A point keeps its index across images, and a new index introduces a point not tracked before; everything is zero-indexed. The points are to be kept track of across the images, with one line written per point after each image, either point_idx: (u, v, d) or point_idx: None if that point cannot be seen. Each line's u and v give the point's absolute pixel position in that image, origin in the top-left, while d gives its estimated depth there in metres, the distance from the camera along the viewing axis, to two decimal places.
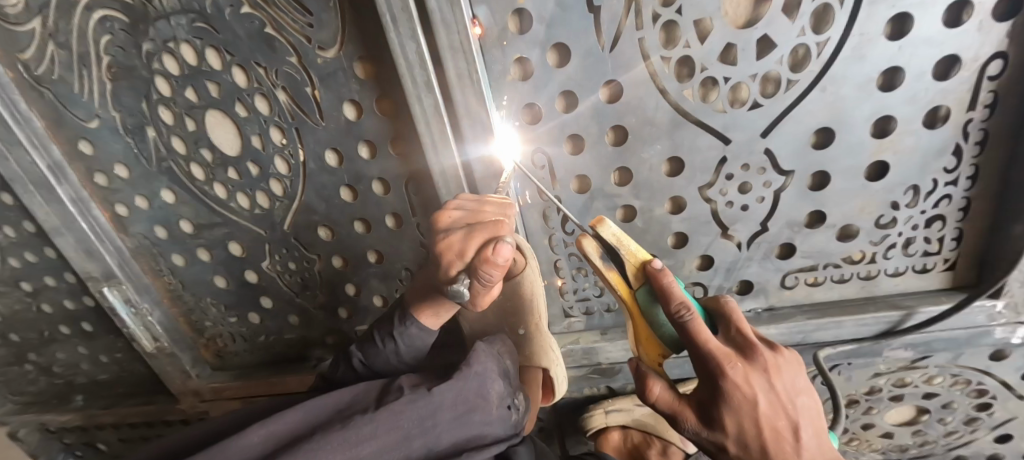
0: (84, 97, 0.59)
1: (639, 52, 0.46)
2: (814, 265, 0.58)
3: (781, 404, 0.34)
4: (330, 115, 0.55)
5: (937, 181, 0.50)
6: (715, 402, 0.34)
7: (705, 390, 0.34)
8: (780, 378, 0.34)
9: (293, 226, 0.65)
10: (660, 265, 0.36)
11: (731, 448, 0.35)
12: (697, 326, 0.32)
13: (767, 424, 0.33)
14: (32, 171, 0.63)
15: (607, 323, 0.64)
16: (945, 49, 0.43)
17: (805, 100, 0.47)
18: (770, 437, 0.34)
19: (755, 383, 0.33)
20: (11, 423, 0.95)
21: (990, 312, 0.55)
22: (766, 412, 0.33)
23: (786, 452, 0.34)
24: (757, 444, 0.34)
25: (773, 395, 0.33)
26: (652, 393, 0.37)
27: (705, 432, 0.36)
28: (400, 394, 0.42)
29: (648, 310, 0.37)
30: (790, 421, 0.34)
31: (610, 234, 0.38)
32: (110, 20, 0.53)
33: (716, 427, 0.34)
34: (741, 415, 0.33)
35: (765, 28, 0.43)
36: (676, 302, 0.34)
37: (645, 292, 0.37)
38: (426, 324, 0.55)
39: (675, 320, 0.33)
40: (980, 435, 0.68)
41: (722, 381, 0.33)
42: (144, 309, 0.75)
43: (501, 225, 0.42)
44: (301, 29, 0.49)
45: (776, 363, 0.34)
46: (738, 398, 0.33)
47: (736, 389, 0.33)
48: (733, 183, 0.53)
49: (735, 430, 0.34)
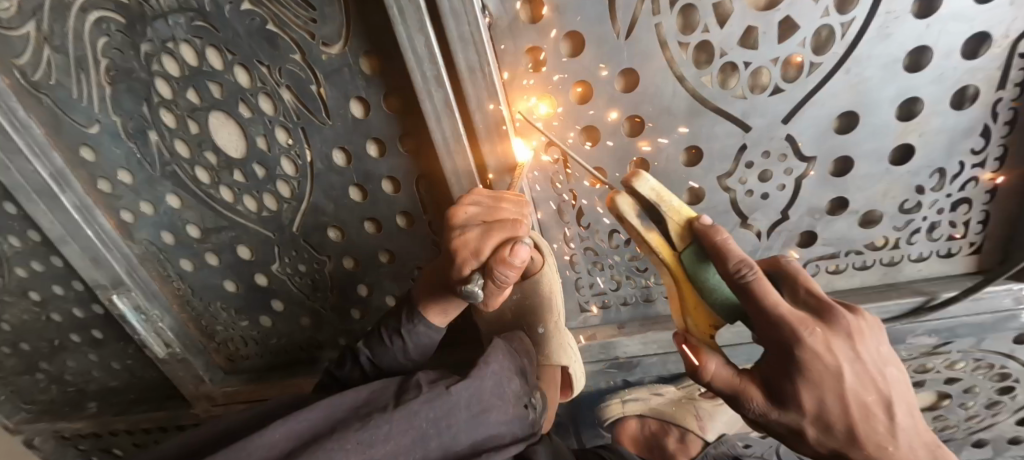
0: (83, 102, 0.57)
1: (656, 37, 0.44)
2: (836, 253, 0.56)
3: (868, 376, 0.31)
4: (337, 113, 0.53)
5: (963, 163, 0.49)
6: (789, 377, 0.31)
7: (776, 364, 0.32)
8: (864, 346, 0.31)
9: (301, 227, 0.64)
10: (713, 224, 0.35)
11: (811, 430, 0.32)
12: (765, 288, 0.30)
13: (854, 398, 0.31)
14: (34, 180, 0.62)
15: (624, 316, 0.63)
16: (976, 24, 0.41)
17: (828, 83, 0.45)
18: (859, 413, 0.31)
19: (839, 351, 0.30)
20: (26, 431, 0.95)
21: (1017, 295, 0.54)
22: (853, 384, 0.30)
23: (876, 431, 0.31)
24: (843, 424, 0.31)
25: (858, 365, 0.31)
26: (707, 370, 0.35)
27: (776, 412, 0.33)
28: (418, 392, 0.40)
29: (697, 272, 0.36)
30: (879, 393, 0.31)
31: (648, 189, 0.36)
32: (106, 22, 0.51)
33: (793, 406, 0.31)
34: (824, 389, 0.30)
35: (787, 9, 0.41)
36: (738, 263, 0.32)
37: (695, 251, 0.36)
38: (434, 323, 0.55)
39: (737, 283, 0.31)
40: (1001, 418, 0.67)
41: (801, 352, 0.30)
42: (154, 316, 0.74)
43: (519, 225, 0.41)
44: (304, 25, 0.48)
45: (860, 329, 0.32)
46: (820, 369, 0.30)
47: (817, 359, 0.30)
48: (753, 171, 0.52)
49: (815, 408, 0.31)
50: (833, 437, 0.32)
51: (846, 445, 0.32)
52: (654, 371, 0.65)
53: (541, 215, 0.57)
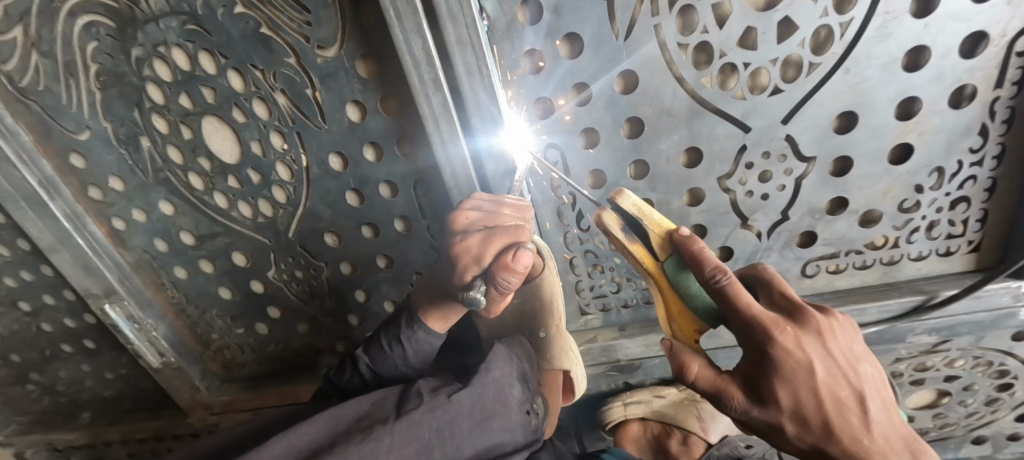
0: (72, 108, 0.56)
1: (655, 39, 0.44)
2: (836, 253, 0.56)
3: (841, 371, 0.31)
4: (333, 117, 0.52)
5: (962, 162, 0.49)
6: (764, 374, 0.31)
7: (751, 363, 0.32)
8: (837, 343, 0.32)
9: (298, 233, 0.63)
10: (687, 231, 0.35)
11: (790, 428, 0.32)
12: (735, 288, 0.31)
13: (828, 393, 0.31)
14: (22, 187, 0.60)
15: (624, 318, 0.63)
16: (974, 23, 0.41)
17: (827, 83, 0.45)
18: (834, 408, 0.31)
19: (809, 348, 0.30)
20: (17, 443, 0.93)
21: (1015, 293, 0.54)
22: (825, 379, 0.30)
23: (852, 425, 0.31)
24: (819, 418, 0.31)
25: (830, 360, 0.31)
26: (691, 371, 0.34)
27: (755, 413, 0.32)
28: (420, 401, 0.40)
29: (677, 279, 0.35)
30: (852, 388, 0.31)
31: (631, 205, 0.37)
32: (95, 26, 0.50)
33: (771, 404, 0.31)
34: (797, 385, 0.30)
35: (787, 9, 0.41)
36: (711, 267, 0.32)
37: (674, 260, 0.36)
38: (434, 329, 0.54)
39: (710, 285, 0.32)
40: (1000, 415, 0.68)
41: (772, 349, 0.30)
42: (147, 325, 0.73)
43: (522, 230, 0.41)
44: (299, 29, 0.47)
45: (829, 327, 0.32)
46: (792, 366, 0.30)
47: (788, 355, 0.30)
48: (753, 172, 0.51)
49: (793, 407, 0.31)
50: (810, 435, 0.31)
51: (823, 441, 0.31)
52: (655, 373, 0.65)
53: (541, 219, 0.56)
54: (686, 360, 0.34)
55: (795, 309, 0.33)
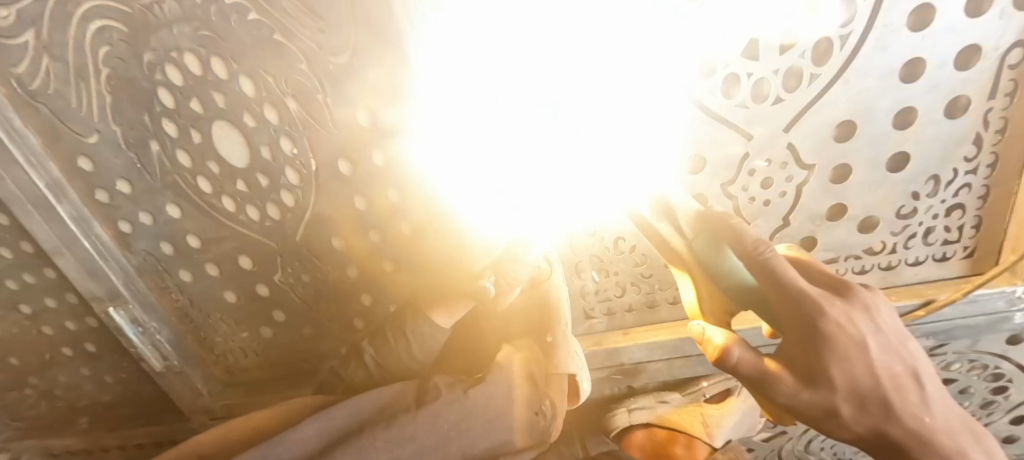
0: (82, 112, 0.57)
1: (662, 49, 0.45)
2: (835, 257, 0.58)
3: (892, 347, 0.29)
4: (344, 123, 0.53)
5: (957, 170, 0.50)
6: (826, 356, 0.27)
7: (805, 345, 0.28)
8: (884, 318, 0.29)
9: (305, 237, 0.64)
10: (716, 212, 0.33)
11: (846, 409, 0.27)
12: (778, 261, 0.28)
13: (884, 370, 0.28)
14: (29, 190, 0.61)
15: (629, 322, 0.64)
16: (967, 37, 0.43)
17: (828, 93, 0.47)
18: (893, 386, 0.28)
19: (858, 321, 0.28)
20: (13, 449, 0.92)
21: (1010, 298, 0.55)
22: (879, 355, 0.28)
23: (911, 404, 0.28)
24: (878, 400, 0.27)
25: (879, 335, 0.29)
26: (732, 354, 0.29)
27: (808, 395, 0.27)
28: (439, 393, 0.41)
29: (713, 257, 0.31)
30: (905, 365, 0.29)
31: None
32: (108, 31, 0.51)
33: (833, 390, 0.27)
34: (854, 361, 0.27)
35: (788, 21, 0.43)
36: (752, 240, 0.30)
37: (726, 248, 0.31)
38: (440, 323, 0.55)
39: (753, 257, 0.29)
40: (995, 417, 0.69)
41: (825, 320, 0.27)
42: (152, 328, 0.73)
43: None
44: (311, 36, 0.48)
45: (875, 303, 0.30)
46: (844, 340, 0.27)
47: (840, 328, 0.27)
48: (755, 178, 0.53)
49: (852, 388, 0.27)
50: (869, 421, 0.28)
51: (883, 424, 0.28)
52: (659, 376, 0.65)
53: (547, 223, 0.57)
54: (729, 347, 0.30)
55: (834, 284, 0.31)
